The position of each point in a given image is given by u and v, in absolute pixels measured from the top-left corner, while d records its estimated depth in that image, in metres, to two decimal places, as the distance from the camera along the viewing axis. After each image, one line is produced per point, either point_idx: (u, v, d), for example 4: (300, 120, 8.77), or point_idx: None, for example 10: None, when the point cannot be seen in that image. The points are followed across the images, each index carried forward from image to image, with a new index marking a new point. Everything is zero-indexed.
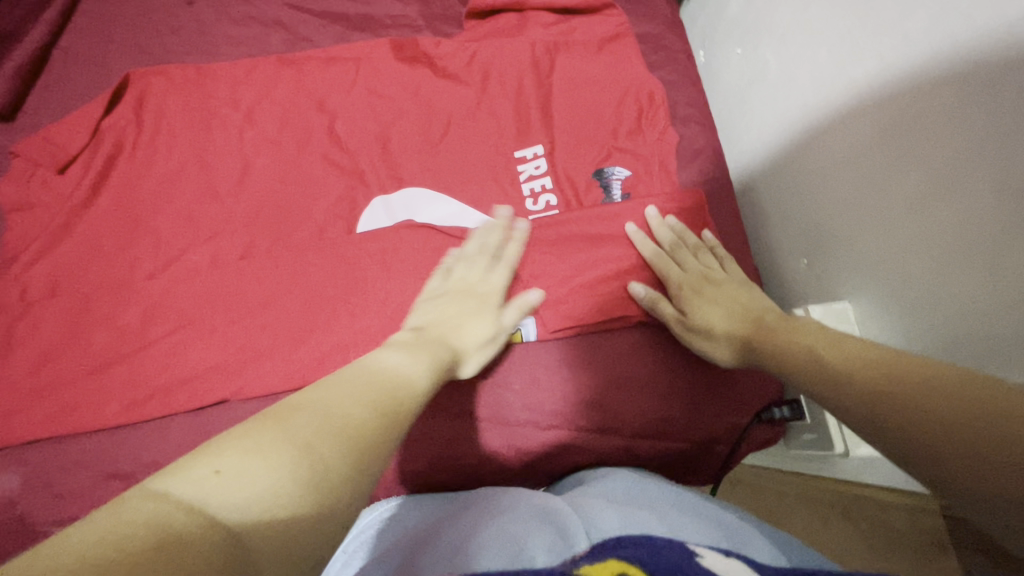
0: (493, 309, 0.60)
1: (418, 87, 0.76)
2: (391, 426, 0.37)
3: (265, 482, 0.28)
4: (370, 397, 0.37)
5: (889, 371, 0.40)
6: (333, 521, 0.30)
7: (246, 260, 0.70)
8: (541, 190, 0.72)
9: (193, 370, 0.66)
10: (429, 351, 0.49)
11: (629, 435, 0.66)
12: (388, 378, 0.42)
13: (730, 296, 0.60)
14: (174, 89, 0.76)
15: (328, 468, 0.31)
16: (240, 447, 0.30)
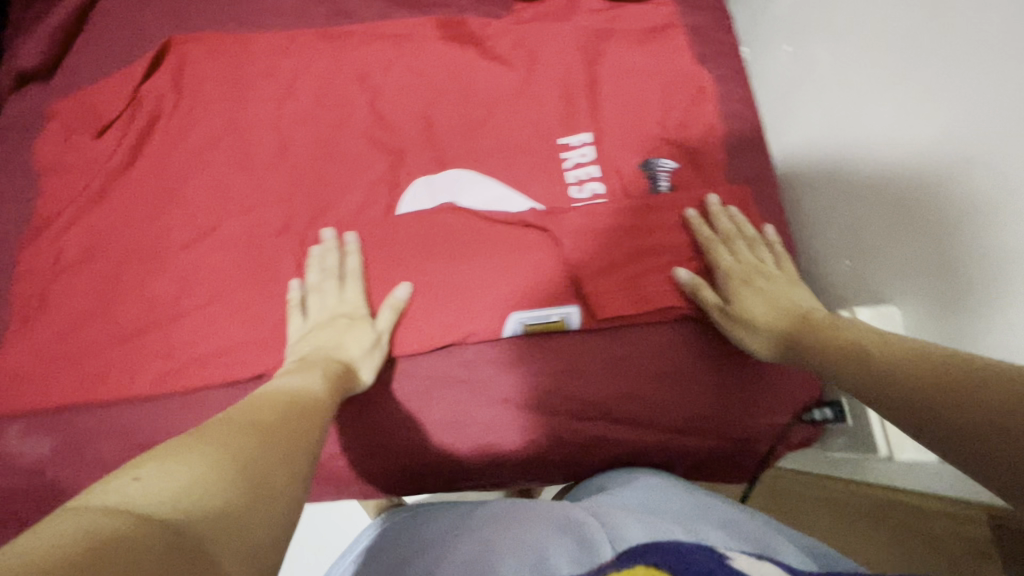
0: (365, 320, 0.63)
1: (464, 68, 0.74)
2: (293, 431, 0.43)
3: (189, 479, 0.32)
4: (267, 413, 0.44)
5: (937, 366, 0.39)
6: (268, 506, 0.34)
7: (285, 237, 0.68)
8: (587, 178, 0.70)
9: (228, 346, 0.65)
10: (313, 370, 0.54)
11: (665, 429, 0.65)
12: (296, 399, 0.48)
13: (779, 292, 0.60)
14: (212, 57, 0.74)
15: (246, 461, 0.36)
16: (158, 459, 0.33)
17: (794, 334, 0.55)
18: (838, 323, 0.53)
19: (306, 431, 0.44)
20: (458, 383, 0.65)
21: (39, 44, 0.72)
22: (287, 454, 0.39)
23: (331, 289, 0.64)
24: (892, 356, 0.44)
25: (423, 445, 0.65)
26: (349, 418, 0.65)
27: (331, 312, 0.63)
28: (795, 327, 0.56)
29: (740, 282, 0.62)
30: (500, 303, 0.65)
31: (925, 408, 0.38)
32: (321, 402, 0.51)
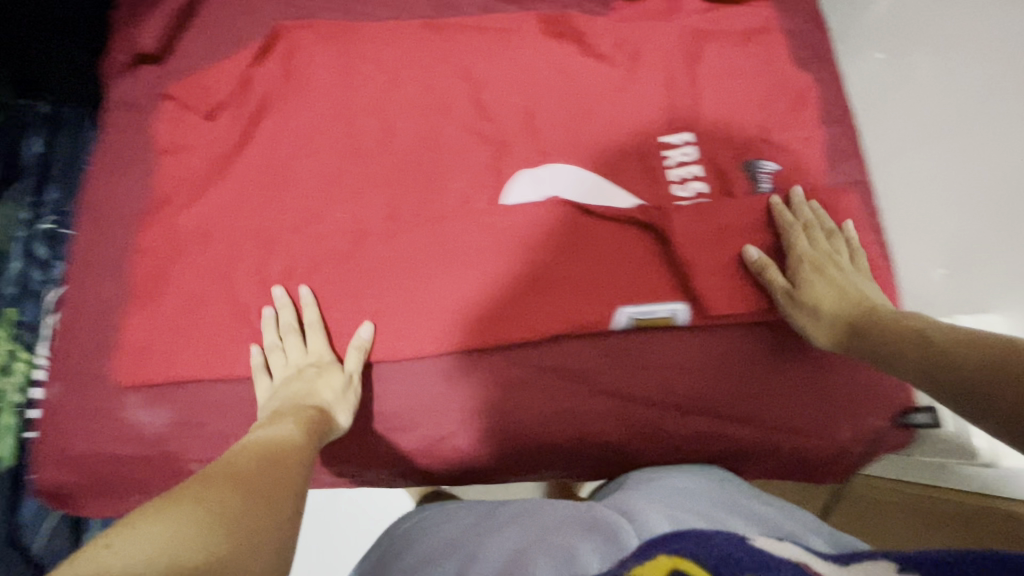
0: (333, 366, 0.65)
1: (567, 65, 0.76)
2: (273, 475, 0.46)
3: (159, 539, 0.35)
4: (251, 456, 0.48)
5: (1001, 353, 0.44)
6: (245, 538, 0.38)
7: (392, 224, 0.70)
8: (690, 177, 0.71)
9: (340, 328, 0.68)
10: (286, 419, 0.56)
11: (757, 427, 0.67)
12: (280, 441, 0.52)
13: (848, 282, 0.61)
14: (321, 44, 0.75)
15: (219, 512, 0.39)
16: (130, 522, 0.37)
17: (857, 323, 0.57)
18: (895, 318, 0.55)
19: (287, 472, 0.47)
20: (565, 373, 0.67)
21: (155, 26, 0.74)
22: (266, 494, 0.43)
23: (292, 347, 0.65)
24: (953, 345, 0.48)
25: (529, 433, 0.67)
26: (455, 404, 0.67)
27: (296, 366, 0.64)
28: (858, 316, 0.57)
29: (811, 270, 0.62)
30: (607, 295, 0.66)
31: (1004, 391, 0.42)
32: (304, 443, 0.53)
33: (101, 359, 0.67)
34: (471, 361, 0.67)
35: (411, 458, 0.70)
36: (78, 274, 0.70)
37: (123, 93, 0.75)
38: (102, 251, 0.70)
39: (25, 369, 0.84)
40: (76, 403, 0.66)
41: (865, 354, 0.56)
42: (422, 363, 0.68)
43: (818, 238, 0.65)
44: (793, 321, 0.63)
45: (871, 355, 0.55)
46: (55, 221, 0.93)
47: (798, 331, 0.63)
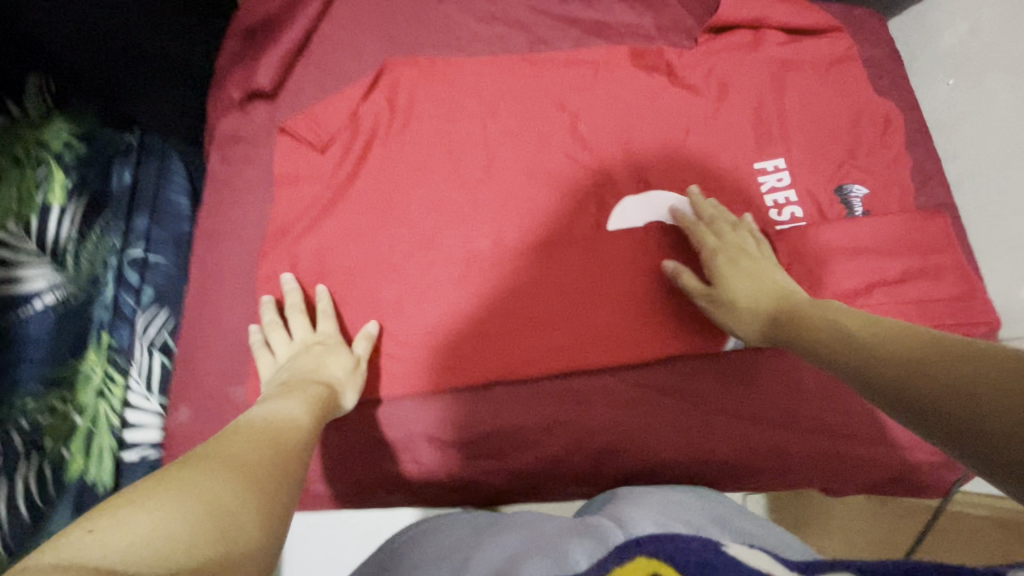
0: (342, 346, 0.65)
1: (660, 96, 0.79)
2: (272, 466, 0.39)
3: (148, 526, 0.29)
4: (253, 442, 0.41)
5: (922, 350, 0.38)
6: (235, 536, 0.31)
7: (501, 249, 0.73)
8: (785, 202, 0.74)
9: (454, 350, 0.69)
10: (295, 393, 0.54)
11: (866, 448, 0.67)
12: (285, 424, 0.47)
13: (763, 272, 0.62)
14: (424, 79, 0.79)
15: (214, 502, 0.32)
16: (113, 508, 0.30)
17: (778, 313, 0.56)
18: (809, 308, 0.53)
19: (287, 461, 0.41)
20: (676, 392, 0.67)
21: (268, 67, 0.77)
22: (265, 487, 0.37)
23: (299, 329, 0.66)
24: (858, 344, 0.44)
25: (642, 453, 0.67)
26: (571, 426, 0.67)
27: (305, 344, 0.65)
28: (778, 307, 0.57)
29: (726, 265, 0.63)
30: None
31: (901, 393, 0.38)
32: (301, 430, 0.48)
33: (229, 384, 0.70)
34: (585, 382, 0.68)
35: (520, 481, 0.70)
36: (203, 303, 0.74)
37: (237, 129, 0.78)
38: (227, 280, 0.74)
39: (120, 391, 0.85)
40: (208, 427, 0.69)
41: (779, 339, 0.55)
42: (539, 387, 0.68)
43: (731, 232, 0.66)
44: (718, 316, 0.63)
45: (784, 340, 0.54)
46: (145, 247, 0.94)
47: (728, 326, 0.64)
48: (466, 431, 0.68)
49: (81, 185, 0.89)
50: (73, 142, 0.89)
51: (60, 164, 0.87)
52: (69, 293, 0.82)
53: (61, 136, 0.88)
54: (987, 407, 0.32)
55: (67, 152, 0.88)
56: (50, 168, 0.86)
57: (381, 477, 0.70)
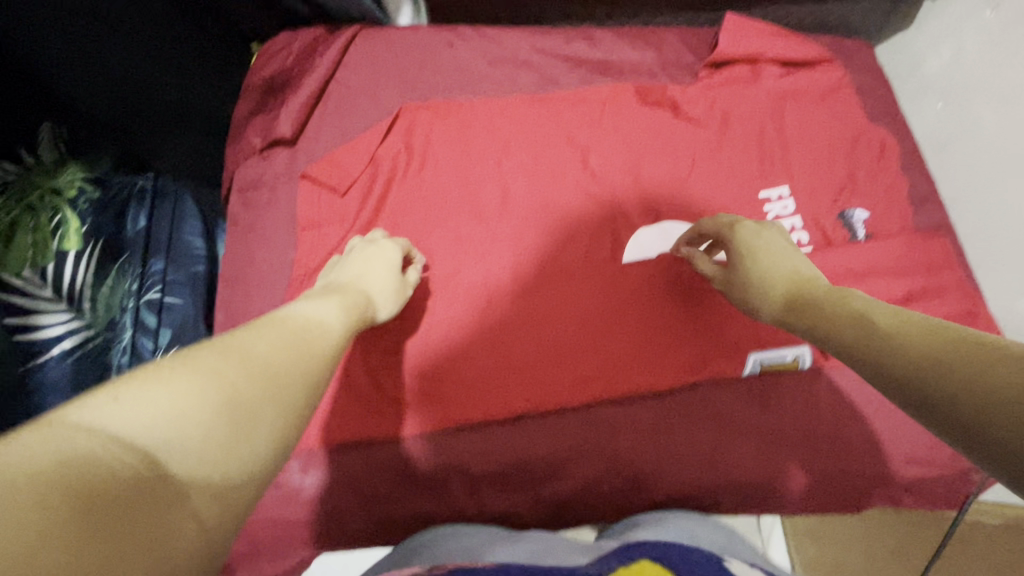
0: (393, 260, 0.65)
1: (665, 129, 0.82)
2: (296, 369, 0.39)
3: (167, 411, 0.30)
4: (285, 336, 0.41)
5: (937, 336, 0.35)
6: (246, 438, 0.32)
7: (520, 283, 0.74)
8: (791, 229, 0.77)
9: (479, 386, 0.70)
10: (333, 296, 0.54)
11: (887, 465, 0.68)
12: (318, 323, 0.46)
13: (787, 259, 0.57)
14: (439, 120, 0.82)
15: (229, 397, 0.33)
16: (141, 379, 0.32)
17: (794, 297, 0.51)
18: (828, 298, 0.48)
19: (314, 365, 0.41)
20: (701, 416, 0.68)
21: (286, 117, 0.80)
22: (286, 389, 0.37)
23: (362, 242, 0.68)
24: (857, 330, 0.41)
25: (665, 474, 0.68)
26: (602, 454, 0.68)
27: (362, 251, 0.66)
28: (794, 294, 0.52)
29: (745, 249, 0.59)
30: (741, 343, 0.69)
31: (896, 375, 0.36)
32: (332, 335, 0.47)
33: None
34: (615, 412, 0.69)
35: (548, 512, 0.71)
36: None
37: (258, 175, 0.81)
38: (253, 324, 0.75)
39: None
40: None
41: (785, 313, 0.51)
42: (562, 421, 0.69)
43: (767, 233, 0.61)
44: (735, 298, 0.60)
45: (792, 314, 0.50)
46: (162, 291, 0.94)
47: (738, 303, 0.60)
48: (497, 461, 0.69)
49: (96, 231, 0.98)
50: (86, 187, 1.01)
51: (77, 212, 0.99)
52: (85, 336, 0.91)
53: (75, 184, 1.01)
54: (962, 374, 0.31)
55: (80, 198, 1.00)
56: (64, 217, 0.97)
57: (412, 511, 0.70)
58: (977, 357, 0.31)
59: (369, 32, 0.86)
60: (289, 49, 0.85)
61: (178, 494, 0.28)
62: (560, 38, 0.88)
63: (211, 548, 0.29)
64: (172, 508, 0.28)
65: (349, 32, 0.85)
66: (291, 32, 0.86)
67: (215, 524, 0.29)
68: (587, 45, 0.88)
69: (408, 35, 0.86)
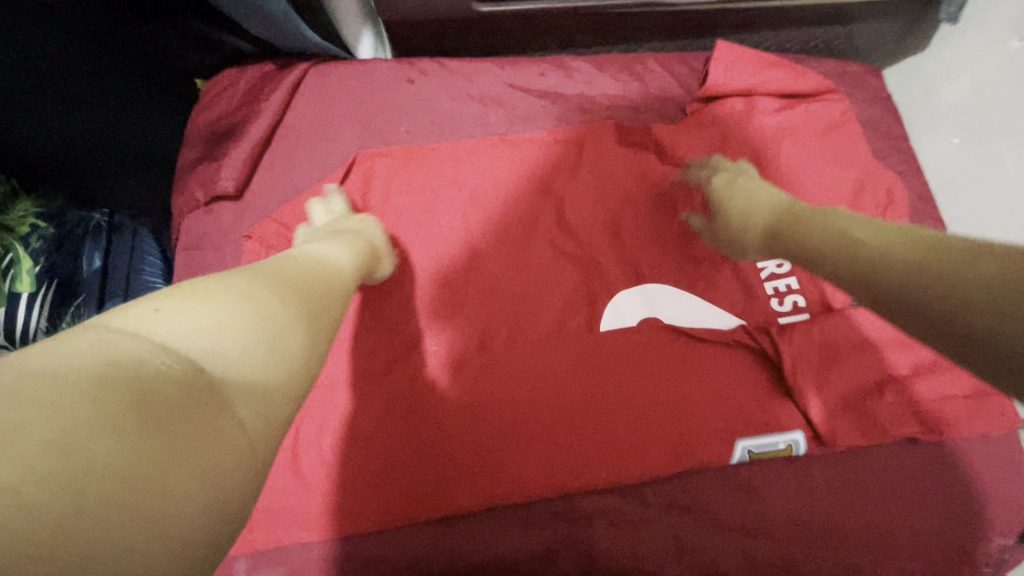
0: (377, 224, 0.68)
1: (649, 174, 0.75)
2: (315, 310, 0.43)
3: (206, 324, 0.34)
4: (300, 272, 0.46)
5: (907, 244, 0.36)
6: (280, 353, 0.37)
7: (487, 355, 0.68)
8: (787, 289, 0.69)
9: (443, 472, 0.64)
10: (342, 241, 0.58)
11: (904, 562, 0.60)
12: (327, 262, 0.52)
13: (763, 191, 0.61)
14: (398, 168, 0.74)
15: (261, 324, 0.37)
16: (180, 295, 0.35)
17: (772, 226, 0.55)
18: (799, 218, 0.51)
19: (327, 297, 0.46)
20: (680, 507, 0.63)
21: (230, 168, 0.74)
22: (308, 316, 0.41)
23: (341, 206, 0.69)
24: (833, 244, 0.42)
25: (651, 557, 0.62)
26: (573, 550, 0.62)
27: (344, 216, 0.67)
28: (771, 222, 0.55)
29: (727, 191, 0.64)
30: (724, 429, 0.64)
31: (871, 280, 0.36)
32: (342, 279, 0.51)
33: None
34: (587, 501, 0.63)
35: None
36: None
37: (203, 231, 0.74)
38: None
39: None
40: None
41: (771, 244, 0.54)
42: (533, 510, 0.63)
43: (746, 174, 0.65)
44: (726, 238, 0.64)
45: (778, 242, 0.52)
46: None
47: (730, 246, 0.63)
48: (458, 560, 0.62)
49: (50, 272, 0.84)
50: (40, 222, 0.85)
51: (29, 252, 0.84)
52: None
53: (27, 219, 0.84)
54: (939, 271, 0.32)
55: (33, 235, 0.84)
56: (17, 256, 0.83)
57: None
58: (949, 257, 0.32)
59: (323, 69, 0.79)
60: (235, 92, 0.79)
61: (223, 403, 0.31)
62: (533, 72, 0.80)
63: (257, 456, 0.32)
64: (221, 412, 0.31)
65: (299, 71, 0.78)
66: (237, 71, 0.80)
67: (260, 433, 0.33)
68: (563, 80, 0.80)
69: (367, 71, 0.79)
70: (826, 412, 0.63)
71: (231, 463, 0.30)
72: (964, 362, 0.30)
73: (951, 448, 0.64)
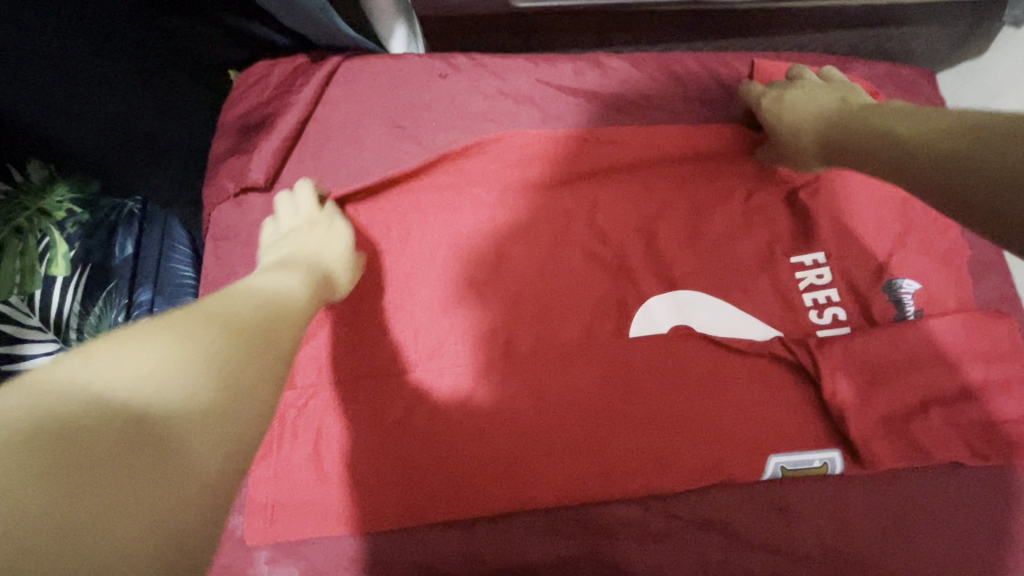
0: (339, 237, 0.65)
1: (684, 179, 0.73)
2: (272, 336, 0.42)
3: (145, 366, 0.33)
4: (252, 300, 0.45)
5: (960, 137, 0.43)
6: (233, 384, 0.36)
7: (512, 359, 0.66)
8: (826, 302, 0.67)
9: (465, 475, 0.62)
10: (296, 270, 0.56)
11: None
12: (279, 287, 0.50)
13: (817, 98, 0.67)
14: (428, 165, 0.74)
15: (208, 357, 0.36)
16: (117, 340, 0.34)
17: (830, 132, 0.62)
18: (857, 123, 0.58)
19: (284, 323, 0.44)
20: (709, 523, 0.61)
21: (260, 161, 0.74)
22: (261, 344, 0.40)
23: (306, 211, 0.67)
24: (892, 148, 0.50)
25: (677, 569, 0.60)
26: (595, 562, 0.61)
27: (308, 227, 0.65)
28: (828, 129, 0.62)
29: (785, 97, 0.69)
30: (756, 445, 0.61)
31: (926, 176, 0.45)
32: (300, 304, 0.49)
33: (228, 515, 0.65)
34: (612, 511, 0.62)
35: None
36: None
37: (232, 223, 0.74)
38: None
39: None
40: None
41: (831, 149, 0.61)
42: (557, 518, 0.62)
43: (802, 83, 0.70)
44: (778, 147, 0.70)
45: (837, 147, 0.60)
46: None
47: (788, 162, 0.70)
48: (479, 565, 0.62)
49: (83, 257, 0.83)
50: (77, 208, 0.84)
51: (63, 235, 0.82)
52: None
53: (63, 204, 0.83)
54: (982, 159, 0.40)
55: (69, 220, 0.83)
56: (52, 241, 0.81)
57: None
58: (995, 148, 0.39)
59: (355, 64, 0.79)
60: (267, 85, 0.79)
61: (166, 446, 0.31)
62: (567, 71, 0.79)
63: (216, 493, 0.32)
64: (167, 454, 0.30)
65: (331, 64, 0.78)
66: (270, 64, 0.80)
67: (217, 471, 0.32)
68: (597, 79, 0.78)
69: (400, 67, 0.78)
70: (867, 432, 0.60)
71: (180, 508, 0.30)
72: (983, 232, 0.39)
73: (995, 474, 0.61)
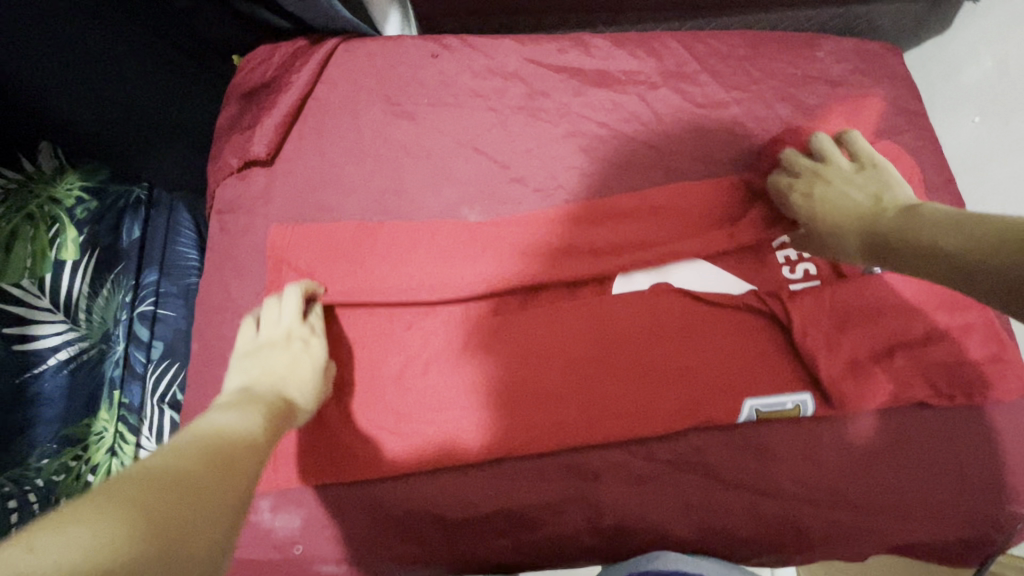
0: (311, 354, 0.63)
1: (662, 148, 0.77)
2: (220, 493, 0.37)
3: (98, 539, 0.28)
4: (200, 452, 0.40)
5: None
6: (188, 555, 0.31)
7: (502, 317, 0.70)
8: (797, 258, 0.71)
9: (458, 422, 0.66)
10: (256, 405, 0.53)
11: (898, 518, 0.62)
12: (231, 433, 0.45)
13: (847, 191, 0.63)
14: (421, 139, 0.78)
15: (162, 528, 0.31)
16: (56, 518, 0.28)
17: (866, 232, 0.58)
18: (895, 223, 0.55)
19: (234, 472, 0.40)
20: (689, 463, 0.64)
21: (262, 136, 0.78)
22: (213, 502, 0.36)
23: (287, 323, 0.65)
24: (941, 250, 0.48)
25: (660, 505, 0.64)
26: (584, 502, 0.65)
27: (285, 344, 0.63)
28: (863, 228, 0.59)
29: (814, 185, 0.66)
30: (733, 387, 0.65)
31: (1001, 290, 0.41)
32: (251, 447, 0.45)
33: None
34: (597, 455, 0.65)
35: (528, 553, 0.67)
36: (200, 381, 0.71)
37: (236, 196, 0.78)
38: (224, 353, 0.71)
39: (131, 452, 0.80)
40: None
41: (869, 247, 0.58)
42: (546, 463, 0.65)
43: (827, 169, 0.67)
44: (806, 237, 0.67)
45: (876, 246, 0.57)
46: (154, 302, 0.91)
47: (822, 251, 0.65)
48: (472, 507, 0.65)
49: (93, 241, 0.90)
50: (85, 196, 0.93)
51: (72, 221, 0.90)
52: (80, 347, 0.82)
53: (73, 193, 0.92)
54: None
55: (79, 207, 0.91)
56: (62, 226, 0.88)
57: (385, 552, 0.66)
58: None
59: (352, 47, 0.84)
60: (269, 66, 0.84)
61: None
62: (552, 49, 0.83)
63: None
64: None
65: (329, 46, 0.83)
66: (273, 48, 0.85)
67: None
68: (581, 57, 0.83)
69: (394, 49, 0.83)
70: (837, 375, 0.63)
71: None
72: None
73: (959, 414, 0.64)
